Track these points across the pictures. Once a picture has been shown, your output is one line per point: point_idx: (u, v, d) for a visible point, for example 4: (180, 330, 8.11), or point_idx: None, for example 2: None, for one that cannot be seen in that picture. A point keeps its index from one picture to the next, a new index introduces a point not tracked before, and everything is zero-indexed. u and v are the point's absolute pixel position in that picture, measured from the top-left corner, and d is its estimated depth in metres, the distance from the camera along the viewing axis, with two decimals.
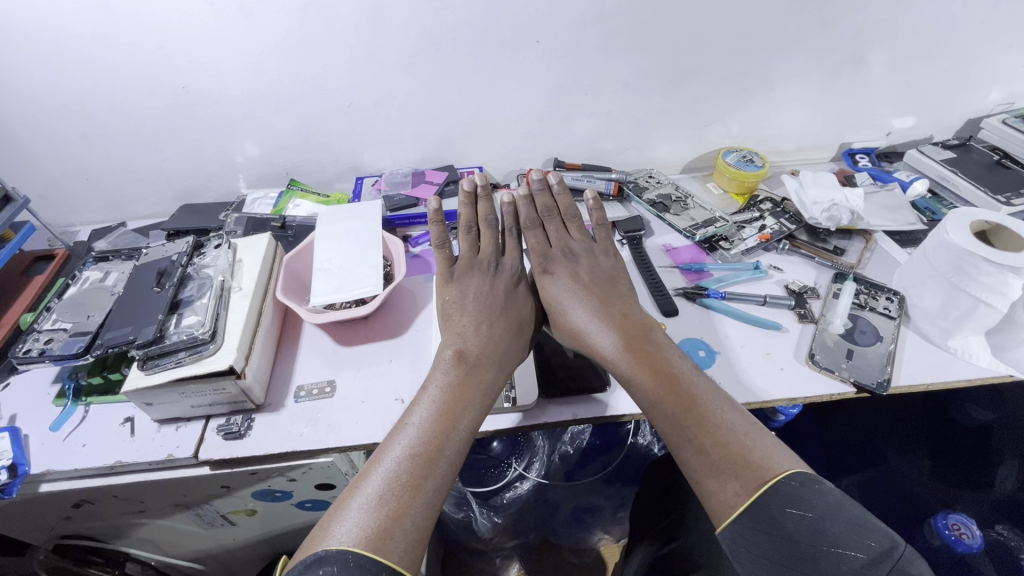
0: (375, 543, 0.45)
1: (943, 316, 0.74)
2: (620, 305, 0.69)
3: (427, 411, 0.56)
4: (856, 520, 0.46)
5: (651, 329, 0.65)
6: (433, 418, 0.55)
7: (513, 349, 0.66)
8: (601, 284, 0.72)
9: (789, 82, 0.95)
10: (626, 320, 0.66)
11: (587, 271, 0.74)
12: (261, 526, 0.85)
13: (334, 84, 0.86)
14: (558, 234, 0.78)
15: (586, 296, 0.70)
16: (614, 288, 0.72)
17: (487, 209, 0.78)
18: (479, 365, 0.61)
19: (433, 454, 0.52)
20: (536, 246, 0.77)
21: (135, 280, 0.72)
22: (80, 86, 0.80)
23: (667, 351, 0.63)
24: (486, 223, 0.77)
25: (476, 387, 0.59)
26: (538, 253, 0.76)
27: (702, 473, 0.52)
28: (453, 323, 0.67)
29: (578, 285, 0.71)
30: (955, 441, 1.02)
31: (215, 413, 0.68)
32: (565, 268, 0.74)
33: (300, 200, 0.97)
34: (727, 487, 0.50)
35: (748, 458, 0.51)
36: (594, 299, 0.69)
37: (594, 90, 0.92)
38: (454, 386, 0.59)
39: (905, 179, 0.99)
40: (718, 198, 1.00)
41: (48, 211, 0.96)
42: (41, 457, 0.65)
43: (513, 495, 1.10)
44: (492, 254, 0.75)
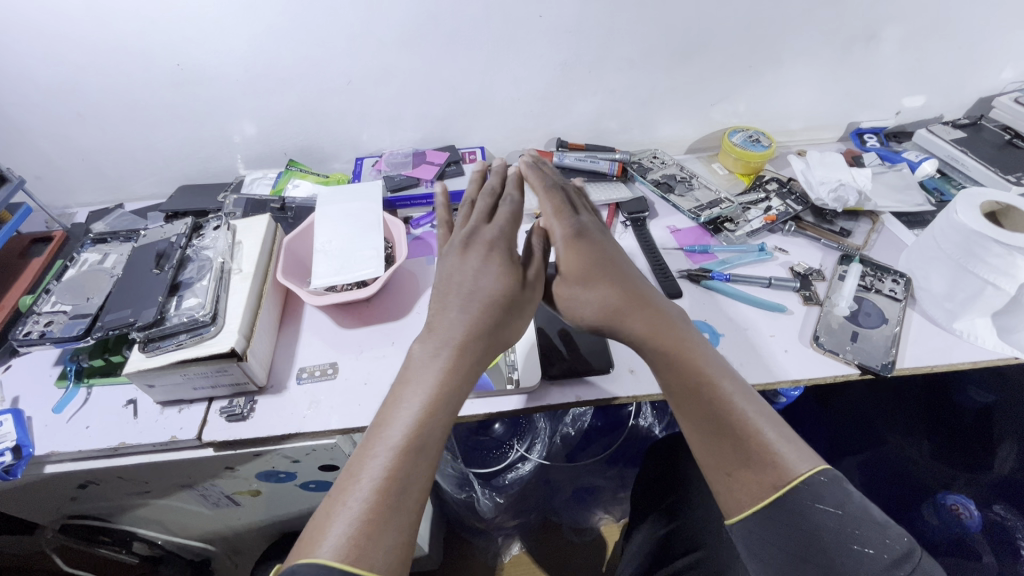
0: (367, 548, 0.42)
1: (949, 298, 0.73)
2: (623, 278, 0.61)
3: (413, 404, 0.50)
4: (879, 519, 0.47)
5: (656, 306, 0.61)
6: (416, 418, 0.49)
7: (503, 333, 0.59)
8: (601, 252, 0.63)
9: (798, 59, 0.93)
10: (631, 298, 0.60)
11: (585, 234, 0.64)
12: (265, 507, 0.86)
13: (333, 62, 0.84)
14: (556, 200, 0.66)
15: (585, 270, 0.61)
16: (613, 255, 0.63)
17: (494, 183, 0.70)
18: (463, 352, 0.54)
19: (415, 454, 0.47)
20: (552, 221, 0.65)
21: (134, 262, 0.71)
22: (74, 65, 0.78)
23: (676, 332, 0.59)
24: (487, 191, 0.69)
25: (463, 378, 0.53)
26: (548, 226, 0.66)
27: (720, 468, 0.52)
28: (442, 300, 0.58)
29: (574, 255, 0.62)
30: (953, 422, 1.03)
31: (217, 395, 0.68)
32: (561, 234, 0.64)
33: (299, 180, 0.94)
34: (755, 481, 0.50)
35: (771, 452, 0.50)
36: (594, 274, 0.61)
37: (598, 67, 0.90)
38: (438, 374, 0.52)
39: (914, 158, 0.97)
40: (724, 179, 0.98)
41: (44, 191, 0.95)
42: (45, 438, 0.65)
43: (515, 477, 1.12)
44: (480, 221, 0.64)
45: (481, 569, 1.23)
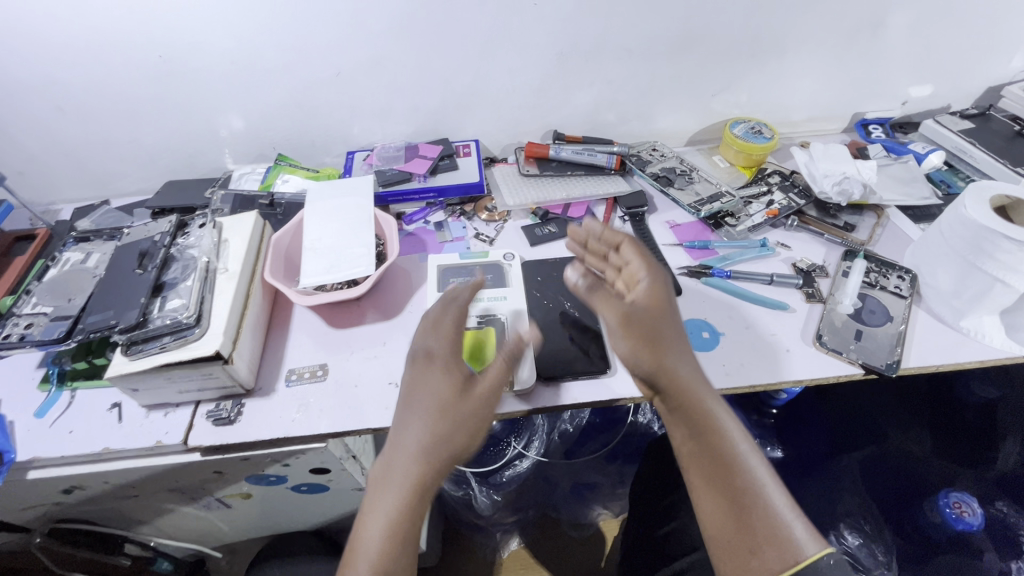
0: None
1: (956, 296, 0.71)
2: (680, 339, 0.60)
3: (399, 488, 0.53)
4: None
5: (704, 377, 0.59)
6: (403, 500, 0.53)
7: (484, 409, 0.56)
8: (674, 314, 0.62)
9: (801, 47, 0.90)
10: (687, 366, 0.59)
11: (663, 290, 0.63)
12: (257, 509, 0.85)
13: (321, 53, 0.81)
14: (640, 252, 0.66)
15: (657, 323, 0.60)
16: (680, 322, 0.62)
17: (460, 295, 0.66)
18: (439, 448, 0.54)
19: (404, 531, 0.52)
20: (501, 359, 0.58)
21: (117, 262, 0.69)
22: (52, 57, 0.75)
23: (716, 404, 0.58)
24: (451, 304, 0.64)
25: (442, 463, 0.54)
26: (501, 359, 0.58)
27: (734, 548, 0.53)
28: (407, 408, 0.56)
29: (654, 304, 0.61)
30: (957, 418, 1.02)
31: (204, 398, 0.66)
32: (644, 283, 0.63)
33: (288, 175, 0.92)
34: (764, 560, 0.51)
35: (783, 537, 0.51)
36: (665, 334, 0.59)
37: (596, 57, 0.87)
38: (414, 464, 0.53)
39: (921, 150, 0.95)
40: (724, 172, 0.96)
41: (27, 188, 0.93)
42: (27, 444, 0.63)
43: (513, 474, 1.10)
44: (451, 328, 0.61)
45: (479, 565, 1.22)
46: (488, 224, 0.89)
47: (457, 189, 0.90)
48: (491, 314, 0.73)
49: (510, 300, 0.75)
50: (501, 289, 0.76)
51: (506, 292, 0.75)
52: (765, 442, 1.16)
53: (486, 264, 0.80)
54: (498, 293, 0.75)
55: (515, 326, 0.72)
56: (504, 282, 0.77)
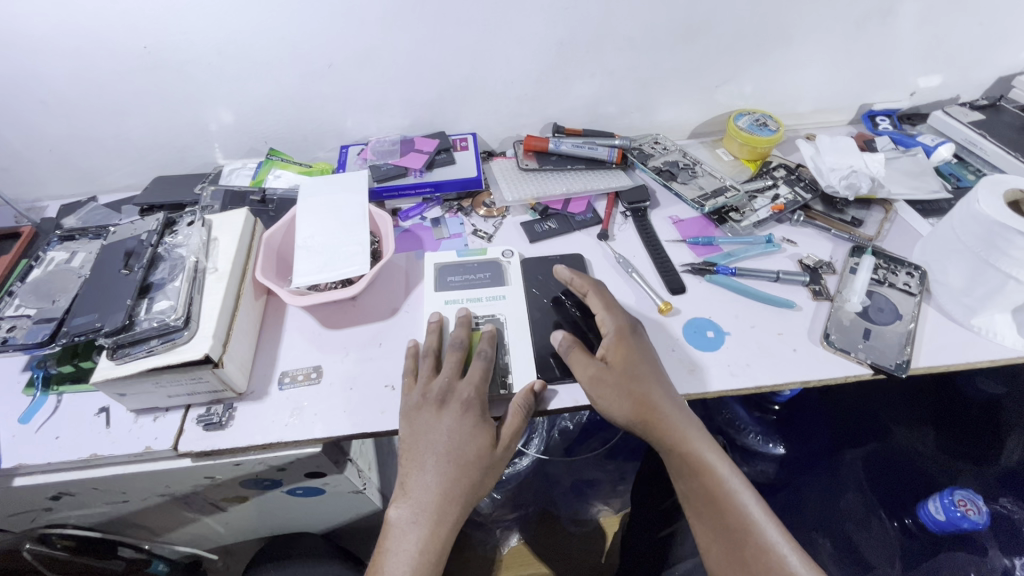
0: None
1: (968, 293, 0.69)
2: (659, 382, 0.62)
3: (415, 534, 0.56)
4: None
5: (688, 414, 0.61)
6: (425, 542, 0.56)
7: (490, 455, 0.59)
8: (646, 357, 0.63)
9: (809, 36, 0.87)
10: (669, 408, 0.60)
11: (630, 335, 0.65)
12: (252, 512, 0.83)
13: (312, 43, 0.78)
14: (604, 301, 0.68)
15: (628, 371, 0.61)
16: (657, 361, 0.64)
17: (458, 335, 0.65)
18: (453, 495, 0.57)
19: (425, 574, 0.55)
20: (518, 409, 0.60)
21: (102, 262, 0.67)
22: (32, 49, 0.72)
23: (700, 441, 0.61)
24: (451, 348, 0.64)
25: (458, 505, 0.57)
26: (517, 409, 0.60)
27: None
28: (409, 459, 0.58)
29: (620, 355, 0.63)
30: (961, 413, 1.01)
31: (194, 402, 0.64)
32: (610, 331, 0.65)
33: (280, 170, 0.90)
34: None
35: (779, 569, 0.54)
36: (639, 382, 0.61)
37: (597, 47, 0.84)
38: (431, 510, 0.56)
39: (930, 143, 0.92)
40: (728, 165, 0.93)
41: (11, 185, 0.90)
42: (12, 451, 0.61)
43: (513, 472, 1.09)
44: (453, 376, 0.62)
45: (479, 562, 1.21)
46: (487, 220, 0.87)
47: (455, 184, 0.88)
48: (491, 315, 0.71)
49: (509, 298, 0.73)
50: (500, 288, 0.74)
51: (505, 291, 0.73)
52: (767, 438, 1.12)
53: (484, 262, 0.78)
54: (497, 292, 0.74)
55: (516, 326, 0.70)
56: (503, 280, 0.75)
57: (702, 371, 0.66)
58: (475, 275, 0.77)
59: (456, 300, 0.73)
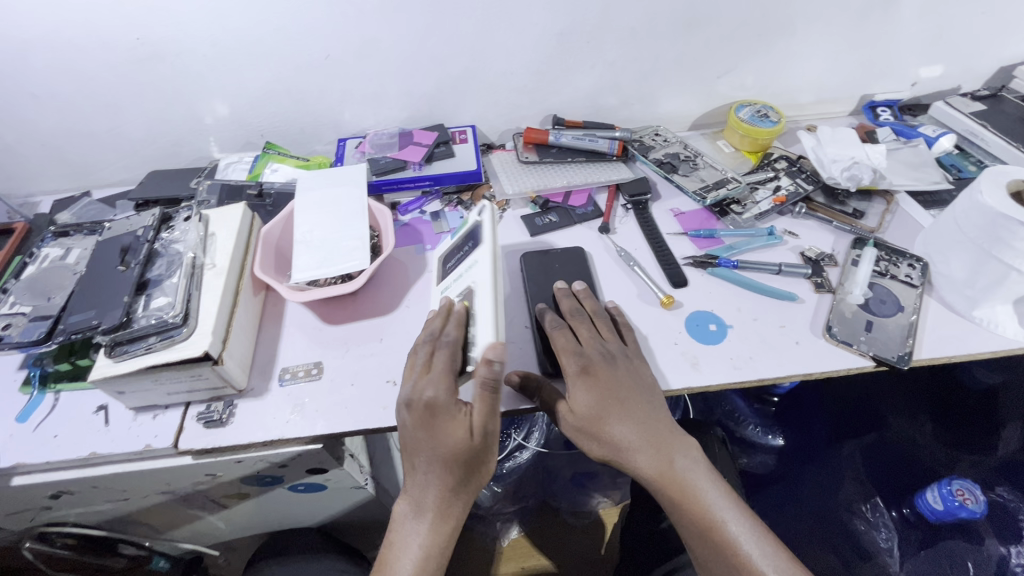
0: None
1: (970, 285, 0.69)
2: (629, 424, 0.58)
3: (420, 527, 0.57)
4: None
5: (668, 444, 0.58)
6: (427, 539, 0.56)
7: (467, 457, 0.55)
8: (624, 379, 0.60)
9: (811, 26, 0.86)
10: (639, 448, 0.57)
11: (593, 373, 0.59)
12: (253, 509, 0.83)
13: (309, 34, 0.77)
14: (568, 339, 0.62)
15: (598, 402, 0.58)
16: (637, 381, 0.61)
17: (435, 327, 0.60)
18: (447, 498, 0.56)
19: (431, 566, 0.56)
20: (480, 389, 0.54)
21: (98, 258, 0.66)
22: (22, 40, 0.71)
23: (683, 469, 0.58)
24: (428, 340, 0.59)
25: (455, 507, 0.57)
26: (481, 391, 0.54)
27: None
28: (405, 458, 0.57)
29: (580, 401, 0.58)
30: (957, 403, 1.01)
31: (194, 399, 0.64)
32: (569, 375, 0.60)
33: (277, 164, 0.89)
34: None
35: None
36: (601, 427, 0.58)
37: (597, 37, 0.83)
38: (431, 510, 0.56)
39: (931, 134, 0.92)
40: (729, 157, 0.93)
41: (3, 180, 0.88)
42: (9, 450, 0.61)
43: (513, 465, 1.10)
44: (421, 375, 0.57)
45: (478, 555, 1.21)
46: None
47: (454, 177, 0.87)
48: (467, 288, 0.65)
49: (481, 262, 0.64)
50: (474, 254, 0.66)
51: (477, 257, 0.65)
52: (767, 430, 1.11)
53: (466, 230, 0.70)
54: (473, 261, 0.66)
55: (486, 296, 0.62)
56: (476, 244, 0.66)
57: (704, 364, 0.66)
58: (461, 249, 0.71)
59: (445, 286, 0.69)
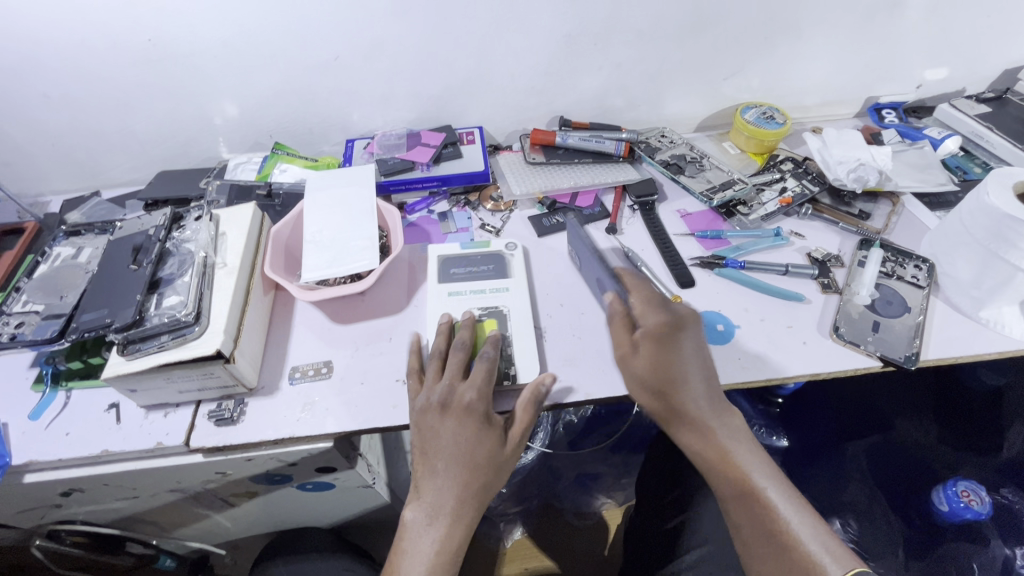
0: None
1: (976, 286, 0.70)
2: (695, 386, 0.60)
3: (434, 532, 0.56)
4: None
5: (718, 413, 0.59)
6: (441, 543, 0.56)
7: (497, 457, 0.58)
8: (690, 342, 0.61)
9: (816, 28, 0.87)
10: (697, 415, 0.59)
11: (669, 335, 0.60)
12: (261, 507, 0.83)
13: (318, 36, 0.78)
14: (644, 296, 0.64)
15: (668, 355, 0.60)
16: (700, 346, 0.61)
17: (463, 336, 0.65)
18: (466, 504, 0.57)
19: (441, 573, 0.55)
20: (525, 403, 0.61)
21: (110, 257, 0.67)
22: (36, 39, 0.71)
23: (733, 441, 0.59)
24: (455, 349, 0.63)
25: (468, 515, 0.57)
26: (527, 402, 0.61)
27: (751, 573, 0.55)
28: (423, 461, 0.58)
29: (649, 359, 0.60)
30: (963, 403, 1.01)
31: (205, 398, 0.64)
32: (639, 332, 0.61)
33: (286, 165, 0.89)
34: None
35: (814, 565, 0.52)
36: (669, 383, 0.59)
37: (605, 39, 0.84)
38: (445, 517, 0.56)
39: (936, 135, 0.93)
40: (735, 158, 0.93)
41: (14, 179, 0.89)
42: (22, 447, 0.61)
43: (519, 466, 1.09)
44: (454, 380, 0.61)
45: (482, 556, 1.21)
46: (494, 214, 0.87)
47: (461, 178, 0.87)
48: (493, 307, 0.72)
49: (513, 291, 0.74)
50: (502, 281, 0.75)
51: (508, 284, 0.74)
52: (772, 431, 1.11)
53: (488, 254, 0.79)
54: (500, 285, 0.74)
55: (518, 319, 0.70)
56: (505, 273, 0.76)
57: (712, 364, 0.67)
58: (476, 267, 0.77)
59: (459, 292, 0.73)
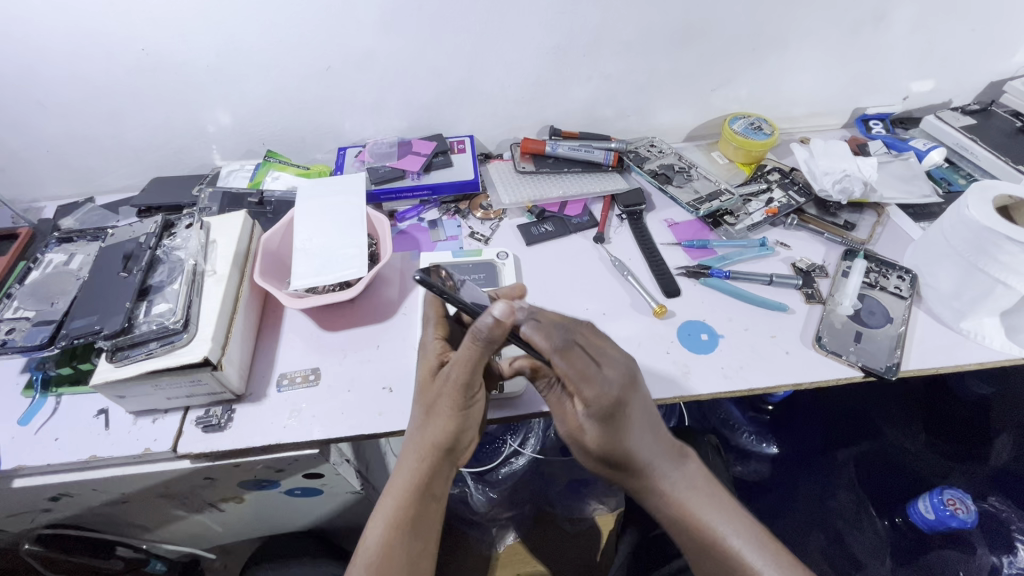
0: None
1: (957, 297, 0.70)
2: (645, 449, 0.57)
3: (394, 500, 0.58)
4: None
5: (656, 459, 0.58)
6: (387, 529, 0.56)
7: (445, 398, 0.57)
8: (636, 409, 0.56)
9: (803, 40, 0.88)
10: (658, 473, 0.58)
11: (617, 410, 0.54)
12: (250, 512, 0.84)
13: (310, 45, 0.79)
14: (576, 370, 0.53)
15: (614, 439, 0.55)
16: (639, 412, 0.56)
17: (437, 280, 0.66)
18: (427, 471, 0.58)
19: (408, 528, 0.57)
20: (466, 343, 0.54)
21: (101, 264, 0.67)
22: (31, 49, 0.72)
23: (700, 500, 0.58)
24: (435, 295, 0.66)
25: (433, 489, 0.59)
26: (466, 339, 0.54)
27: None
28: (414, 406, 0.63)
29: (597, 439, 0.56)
30: (952, 413, 1.02)
31: (193, 404, 0.65)
32: (581, 417, 0.56)
33: (278, 172, 0.90)
34: None
35: None
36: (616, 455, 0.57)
37: (594, 50, 0.85)
38: (403, 493, 0.58)
39: (922, 147, 0.94)
40: (723, 168, 0.94)
41: (9, 185, 0.90)
42: (11, 452, 0.62)
43: (508, 471, 1.16)
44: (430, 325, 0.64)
45: (473, 560, 1.22)
46: (484, 223, 0.88)
47: (452, 186, 0.88)
48: None
49: None
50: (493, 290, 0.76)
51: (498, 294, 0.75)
52: (762, 438, 1.07)
53: (480, 263, 0.80)
54: None
55: None
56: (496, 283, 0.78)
57: (695, 372, 0.67)
58: (469, 276, 0.78)
59: None
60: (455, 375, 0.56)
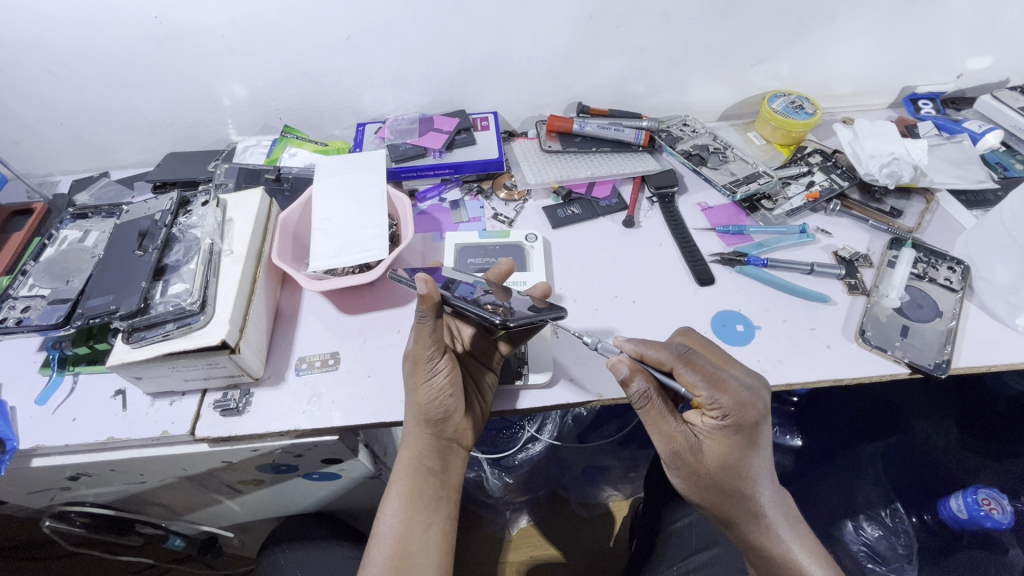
0: (397, 564, 0.56)
1: (1014, 291, 0.66)
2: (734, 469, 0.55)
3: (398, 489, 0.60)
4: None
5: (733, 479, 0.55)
6: (403, 506, 0.59)
7: (416, 389, 0.58)
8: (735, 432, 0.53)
9: (854, 12, 0.81)
10: (767, 506, 0.56)
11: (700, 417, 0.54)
12: (266, 493, 0.83)
13: (328, 14, 0.74)
14: (707, 377, 0.53)
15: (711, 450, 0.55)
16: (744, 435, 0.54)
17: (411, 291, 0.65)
18: (422, 449, 0.60)
19: (421, 504, 0.59)
20: (419, 330, 0.56)
21: (115, 242, 0.65)
22: (41, 18, 0.69)
23: (768, 502, 0.56)
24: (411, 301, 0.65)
25: (431, 468, 0.60)
26: (420, 326, 0.56)
27: None
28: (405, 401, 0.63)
29: (716, 445, 0.54)
30: (985, 411, 0.96)
31: (210, 387, 0.63)
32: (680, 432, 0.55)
33: (295, 148, 0.87)
34: None
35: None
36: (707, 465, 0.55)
37: (628, 21, 0.79)
38: (406, 474, 0.60)
39: (977, 129, 0.88)
40: (760, 149, 0.89)
41: (24, 158, 0.88)
42: (29, 431, 0.61)
43: (525, 457, 1.07)
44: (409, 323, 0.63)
45: (488, 542, 1.21)
46: (507, 204, 0.84)
47: (475, 165, 0.85)
48: None
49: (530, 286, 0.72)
50: (520, 274, 0.74)
51: (526, 278, 0.72)
52: (785, 429, 1.04)
53: (506, 245, 0.77)
54: (518, 278, 0.73)
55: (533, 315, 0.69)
56: (524, 266, 0.75)
57: None
58: (495, 258, 0.76)
59: None
60: (415, 363, 0.57)
